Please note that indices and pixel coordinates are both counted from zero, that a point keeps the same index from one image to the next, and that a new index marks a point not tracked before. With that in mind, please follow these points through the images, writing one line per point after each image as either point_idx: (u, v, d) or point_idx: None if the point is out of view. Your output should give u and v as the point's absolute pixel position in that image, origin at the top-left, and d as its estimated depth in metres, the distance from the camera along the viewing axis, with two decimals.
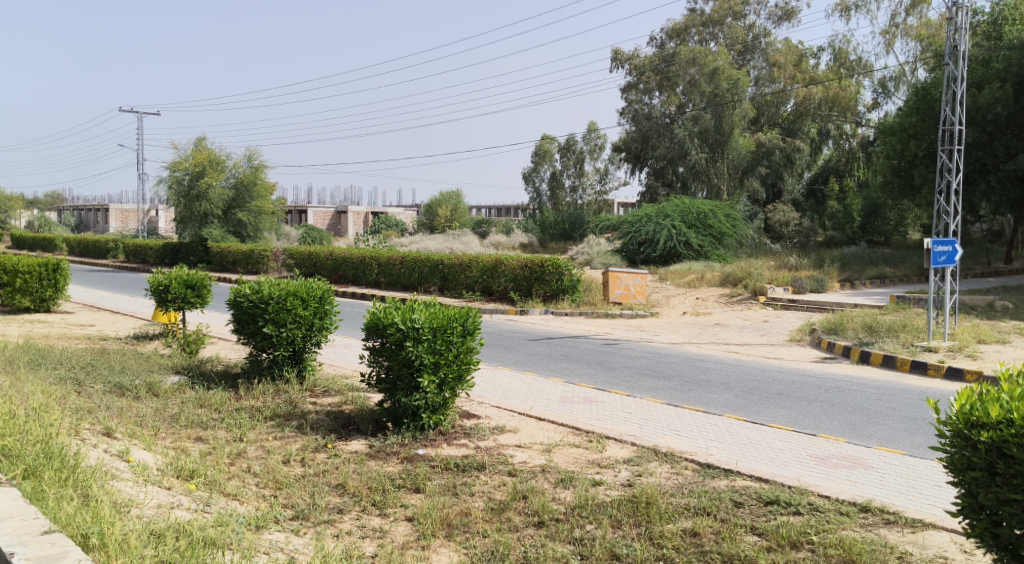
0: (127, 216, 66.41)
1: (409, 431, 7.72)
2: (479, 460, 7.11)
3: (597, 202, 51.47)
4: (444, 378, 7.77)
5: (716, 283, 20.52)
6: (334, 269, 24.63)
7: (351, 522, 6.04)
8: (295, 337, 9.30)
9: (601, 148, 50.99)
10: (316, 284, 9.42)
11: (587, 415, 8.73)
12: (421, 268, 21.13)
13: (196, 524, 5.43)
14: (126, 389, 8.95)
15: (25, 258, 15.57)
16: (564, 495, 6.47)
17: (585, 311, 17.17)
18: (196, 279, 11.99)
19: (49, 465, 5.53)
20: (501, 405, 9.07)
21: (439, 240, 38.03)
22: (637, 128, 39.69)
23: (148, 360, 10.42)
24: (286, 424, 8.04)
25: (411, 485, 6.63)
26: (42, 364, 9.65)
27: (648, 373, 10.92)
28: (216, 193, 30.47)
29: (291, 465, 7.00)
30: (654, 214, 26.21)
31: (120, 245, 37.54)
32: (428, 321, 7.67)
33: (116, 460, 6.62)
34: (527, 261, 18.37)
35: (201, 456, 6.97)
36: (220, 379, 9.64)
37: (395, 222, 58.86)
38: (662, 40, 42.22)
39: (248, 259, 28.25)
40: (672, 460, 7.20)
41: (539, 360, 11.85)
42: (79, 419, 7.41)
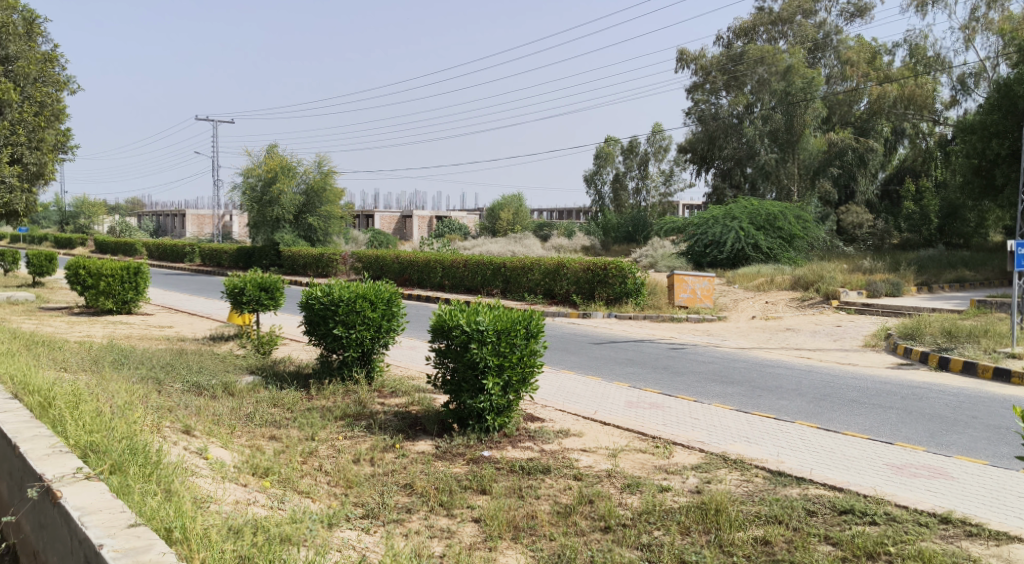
0: (202, 221, 68.65)
1: (474, 433, 7.79)
2: (544, 464, 7.12)
3: (661, 204, 50.91)
4: (509, 380, 7.82)
5: (787, 287, 20.12)
6: (400, 272, 24.92)
7: (419, 522, 6.12)
8: (364, 339, 9.46)
9: (665, 149, 50.56)
10: (384, 287, 9.56)
11: (654, 421, 8.67)
12: (484, 271, 21.28)
13: (273, 521, 5.59)
14: (203, 389, 9.23)
15: (108, 262, 16.12)
16: (630, 501, 6.44)
17: (649, 314, 17.02)
18: (269, 282, 12.27)
19: (133, 461, 5.70)
20: (565, 409, 9.08)
21: (500, 244, 38.16)
22: (704, 128, 39.37)
23: (223, 361, 10.73)
24: (355, 423, 8.18)
25: (477, 486, 6.68)
26: (125, 363, 10.01)
27: (715, 378, 10.78)
28: (288, 198, 31.24)
29: (360, 465, 7.11)
30: (721, 216, 25.83)
31: (196, 249, 38.67)
32: (493, 323, 7.74)
33: (196, 457, 6.85)
34: (590, 264, 18.33)
35: (275, 454, 7.13)
36: (292, 379, 9.86)
37: (458, 226, 59.28)
38: (729, 39, 41.80)
39: (318, 262, 28.78)
40: (742, 467, 7.11)
41: (604, 364, 11.81)
42: (160, 417, 7.67)
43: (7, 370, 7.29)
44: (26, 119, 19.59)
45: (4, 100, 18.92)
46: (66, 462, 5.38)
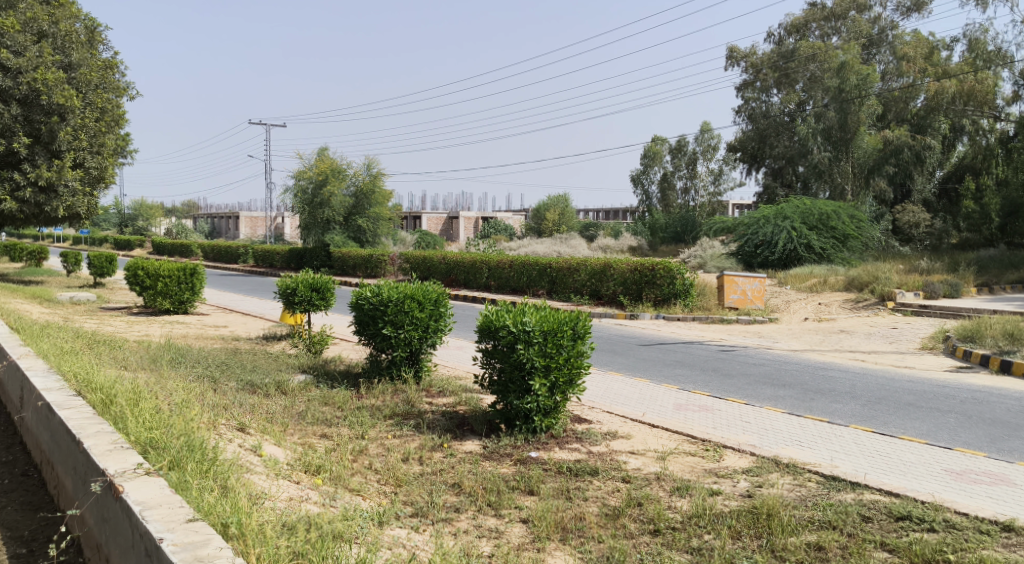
0: (256, 224, 69.96)
1: (521, 434, 7.81)
2: (592, 466, 7.10)
3: (710, 203, 50.41)
4: (556, 382, 7.82)
5: (840, 288, 19.78)
6: (446, 273, 25.06)
7: (467, 522, 6.15)
8: (412, 339, 9.53)
9: (714, 148, 50.05)
10: (432, 287, 9.63)
11: (703, 423, 8.59)
12: (530, 272, 21.30)
13: (325, 517, 5.67)
14: (257, 387, 9.40)
15: (165, 263, 16.48)
16: (680, 504, 6.39)
17: (698, 316, 16.86)
18: (320, 283, 12.43)
19: (191, 458, 5.83)
20: (613, 411, 9.04)
21: (546, 244, 38.19)
22: (755, 126, 39.19)
23: (276, 360, 10.91)
24: (403, 422, 8.25)
25: (525, 487, 6.69)
26: (182, 362, 10.25)
27: (766, 381, 10.65)
28: (338, 200, 31.75)
29: (409, 464, 7.16)
30: (772, 216, 25.49)
31: (250, 251, 39.38)
32: (539, 324, 7.75)
33: (250, 454, 6.98)
34: (638, 265, 18.23)
35: (326, 452, 7.23)
36: (342, 379, 9.97)
37: (505, 226, 59.46)
38: (780, 36, 41.34)
39: (367, 263, 29.05)
40: (794, 471, 7.01)
41: (652, 366, 11.73)
42: (216, 414, 7.83)
43: (71, 367, 7.50)
44: (88, 125, 20.08)
45: (68, 106, 19.14)
46: (127, 458, 5.52)
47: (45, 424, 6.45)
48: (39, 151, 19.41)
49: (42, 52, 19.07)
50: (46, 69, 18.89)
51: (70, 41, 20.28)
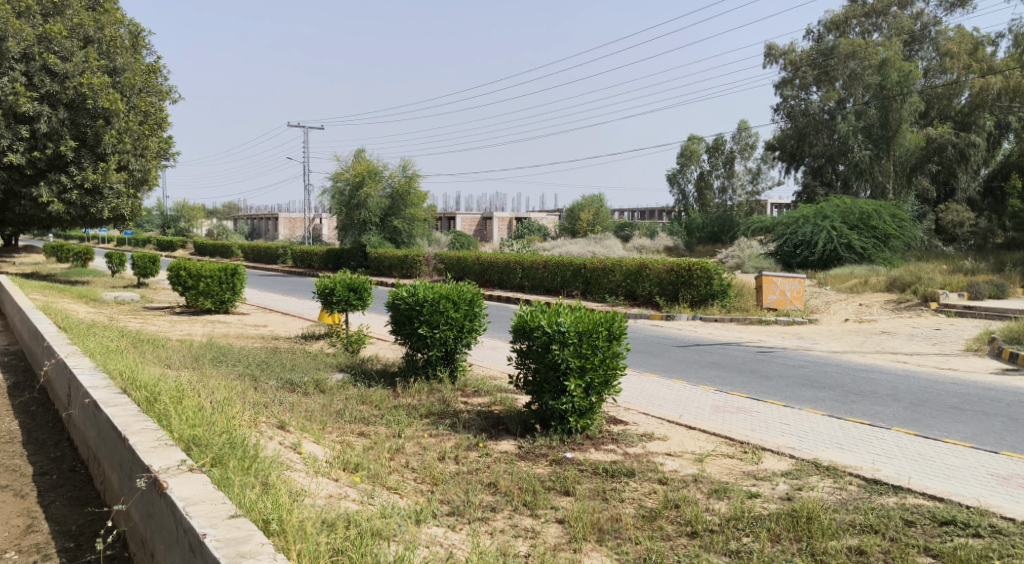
0: (294, 225, 70.74)
1: (556, 434, 7.80)
2: (628, 467, 7.08)
3: (748, 203, 49.91)
4: (591, 382, 7.81)
5: (882, 288, 19.48)
6: (481, 273, 25.12)
7: (503, 521, 6.17)
8: (447, 339, 9.57)
9: (752, 147, 49.58)
10: (467, 287, 9.67)
11: (741, 425, 8.52)
12: (564, 272, 21.27)
13: (364, 515, 5.73)
14: (295, 385, 9.51)
15: (206, 264, 16.73)
16: (718, 507, 6.35)
17: (736, 317, 16.70)
18: (357, 283, 12.53)
19: (233, 455, 5.91)
20: (649, 412, 9.00)
21: (581, 244, 38.11)
22: (794, 124, 38.71)
23: (315, 359, 11.02)
24: (439, 421, 8.30)
25: (561, 487, 6.69)
26: (224, 360, 10.40)
27: (805, 383, 10.53)
28: (374, 201, 32.03)
29: (445, 463, 7.20)
30: (811, 215, 25.22)
31: (288, 251, 39.83)
32: (574, 324, 7.76)
33: (290, 451, 7.07)
34: (674, 265, 18.12)
35: (364, 450, 7.29)
36: (379, 378, 10.04)
37: (539, 227, 59.49)
38: (820, 33, 40.81)
39: (402, 263, 29.20)
40: (835, 474, 6.92)
41: (689, 367, 11.66)
42: (257, 412, 7.94)
43: (116, 366, 7.65)
44: (132, 128, 20.43)
45: (114, 110, 19.56)
46: (171, 455, 5.62)
47: (91, 421, 6.58)
48: (85, 155, 19.76)
49: (88, 57, 19.45)
50: (91, 73, 19.25)
51: (114, 46, 20.65)
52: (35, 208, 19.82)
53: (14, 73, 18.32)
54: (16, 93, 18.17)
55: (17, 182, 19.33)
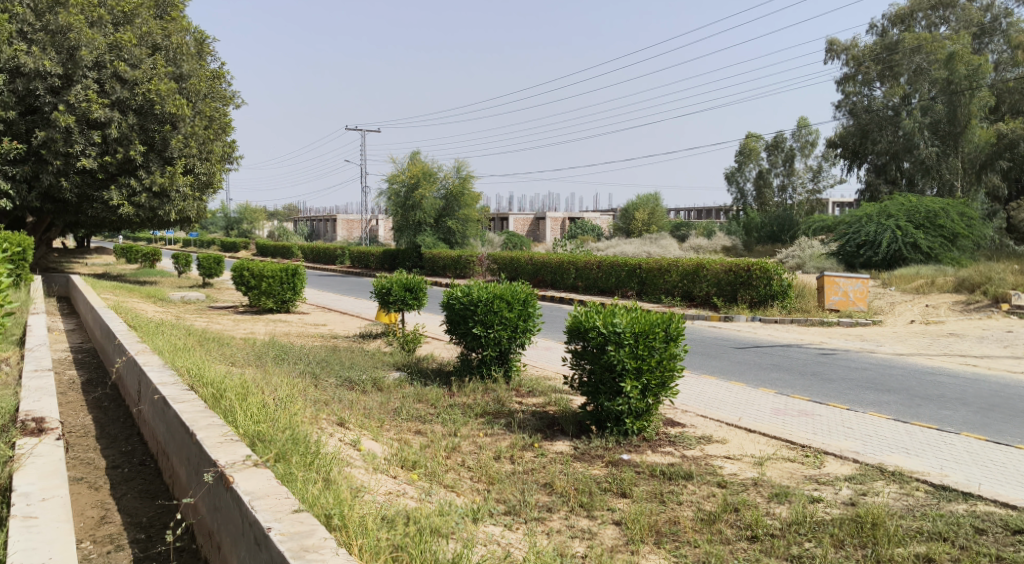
0: (352, 226, 71.62)
1: (612, 436, 7.77)
2: (686, 469, 7.01)
3: (808, 201, 48.99)
4: (647, 384, 7.76)
5: (950, 289, 18.96)
6: (534, 273, 25.10)
7: (560, 522, 6.17)
8: (501, 338, 9.60)
9: (812, 144, 48.70)
10: (521, 287, 9.71)
11: (803, 429, 8.37)
12: (619, 273, 21.17)
13: (423, 512, 5.79)
14: (354, 383, 9.63)
15: (268, 264, 17.06)
16: (778, 511, 6.25)
17: (796, 318, 16.41)
18: (414, 283, 12.65)
19: (296, 451, 6.03)
20: (707, 414, 8.90)
21: (636, 244, 37.87)
22: (856, 121, 37.81)
23: (372, 357, 11.16)
24: (494, 421, 8.33)
25: (617, 489, 6.66)
26: (285, 358, 10.61)
27: (868, 386, 10.29)
28: (428, 202, 32.36)
29: (501, 462, 7.23)
30: (875, 214, 24.72)
31: (346, 252, 40.36)
32: (630, 325, 7.73)
33: (350, 448, 7.17)
34: (733, 266, 17.91)
35: (421, 447, 7.36)
36: (434, 377, 10.12)
37: (593, 227, 59.33)
38: (884, 27, 39.85)
39: (457, 264, 29.33)
40: (900, 480, 6.77)
41: (747, 369, 11.50)
42: (318, 409, 8.08)
43: (184, 363, 7.85)
44: (197, 133, 20.94)
45: (180, 115, 20.04)
46: (237, 450, 5.75)
47: (161, 417, 6.77)
48: (152, 159, 20.32)
49: (156, 64, 19.95)
50: (159, 80, 19.73)
51: (181, 53, 21.20)
52: (105, 211, 20.43)
53: (86, 80, 18.88)
54: (88, 100, 18.71)
55: (89, 186, 19.94)
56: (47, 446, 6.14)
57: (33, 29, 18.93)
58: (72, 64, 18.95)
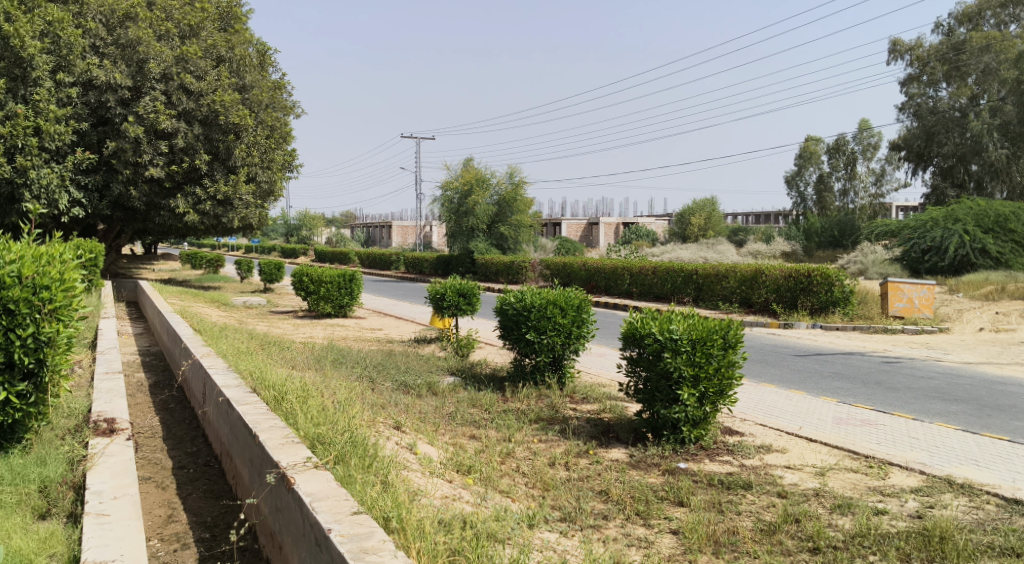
0: (407, 232, 72.32)
1: (669, 444, 7.69)
2: (745, 479, 6.91)
3: (871, 205, 47.93)
4: (704, 392, 7.68)
5: (1020, 296, 18.36)
6: (588, 279, 24.98)
7: (616, 529, 6.14)
8: (555, 344, 9.59)
9: (875, 147, 47.67)
10: (574, 293, 9.70)
11: (866, 439, 8.19)
12: (675, 279, 20.97)
13: (479, 517, 5.81)
14: (409, 388, 9.71)
15: (327, 270, 17.33)
16: (841, 522, 6.13)
17: (859, 325, 16.06)
18: (467, 288, 12.70)
19: (354, 453, 6.11)
20: (767, 423, 8.77)
21: (692, 250, 37.51)
22: (921, 123, 36.76)
23: (427, 362, 11.24)
24: (549, 427, 8.32)
25: (674, 498, 6.59)
26: (343, 362, 10.77)
27: (935, 396, 10.01)
28: (481, 208, 32.52)
29: (556, 469, 7.21)
30: (941, 219, 24.07)
31: (401, 258, 40.73)
32: (687, 332, 7.66)
33: (406, 451, 7.24)
34: (792, 271, 17.60)
35: (476, 452, 7.39)
36: (488, 382, 10.14)
37: (648, 232, 58.94)
38: (951, 26, 38.75)
39: (509, 269, 29.35)
40: (970, 493, 6.58)
41: (808, 378, 11.28)
42: (375, 413, 8.17)
43: (247, 366, 8.02)
44: (259, 142, 21.44)
45: (242, 125, 20.50)
46: (297, 452, 5.84)
47: (225, 419, 6.92)
48: (217, 168, 20.82)
49: (221, 76, 20.44)
50: (223, 91, 20.18)
51: (244, 64, 21.72)
52: (172, 219, 20.96)
53: (155, 92, 19.37)
54: (156, 110, 19.20)
55: (157, 195, 20.48)
56: (118, 446, 6.32)
57: (105, 43, 19.57)
58: (141, 76, 19.49)
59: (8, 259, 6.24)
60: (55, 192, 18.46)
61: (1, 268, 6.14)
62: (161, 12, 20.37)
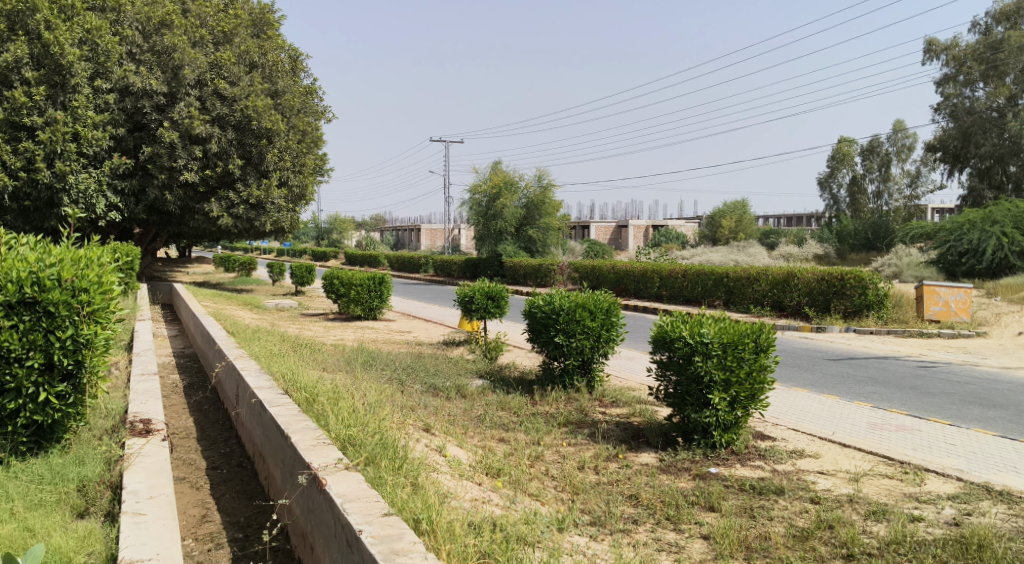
0: (435, 235, 72.57)
1: (699, 448, 7.64)
2: (777, 484, 6.85)
3: (906, 207, 47.28)
4: (736, 396, 7.63)
5: None
6: (617, 282, 24.90)
7: (646, 534, 6.11)
8: (584, 347, 9.56)
9: (909, 148, 47.06)
10: (603, 297, 9.67)
11: (901, 444, 8.08)
12: (705, 282, 20.85)
13: (509, 520, 5.81)
14: (438, 390, 9.75)
15: (357, 272, 17.46)
16: (876, 529, 6.05)
17: (893, 329, 15.86)
18: (495, 291, 12.71)
19: (385, 455, 6.14)
20: (799, 428, 8.69)
21: (723, 252, 37.26)
22: (957, 124, 36.24)
23: (456, 365, 11.26)
24: (578, 431, 8.31)
25: (705, 503, 6.55)
26: (373, 364, 10.83)
27: (971, 401, 9.86)
28: (510, 211, 32.53)
29: (586, 472, 7.20)
30: (978, 221, 23.68)
31: (430, 260, 40.87)
32: (718, 335, 7.62)
33: (436, 454, 7.27)
34: (825, 274, 17.41)
35: (505, 455, 7.40)
36: (517, 385, 10.14)
37: (677, 235, 58.63)
38: (988, 25, 38.14)
39: (538, 272, 29.32)
40: (1009, 500, 6.47)
41: (841, 382, 11.14)
42: (405, 415, 8.21)
43: (279, 368, 8.10)
44: (291, 146, 21.68)
45: (274, 129, 20.72)
46: (329, 453, 5.88)
47: (257, 420, 6.99)
48: (249, 172, 21.08)
49: (253, 82, 20.67)
50: (255, 96, 20.41)
51: (276, 70, 21.98)
52: (206, 223, 21.21)
53: (189, 98, 19.64)
54: (191, 116, 19.44)
55: (191, 199, 20.75)
56: (153, 446, 6.41)
57: (141, 50, 19.82)
58: (176, 82, 19.71)
59: (49, 262, 6.36)
60: (92, 196, 18.81)
61: (41, 272, 6.26)
62: (196, 19, 20.63)
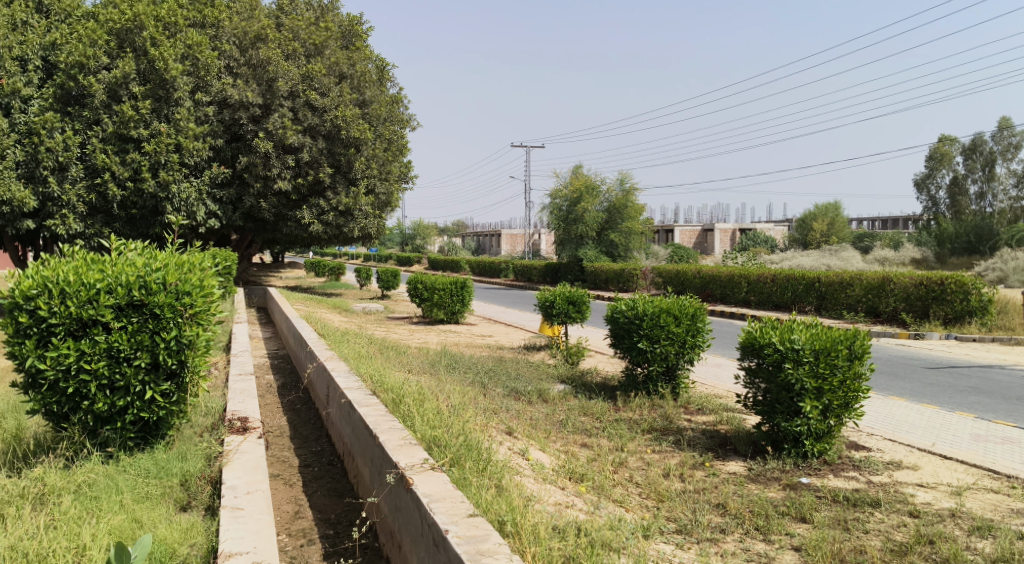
0: (517, 240, 72.92)
1: (790, 457, 7.44)
2: (873, 496, 6.62)
3: (1012, 208, 45.19)
4: (829, 404, 7.43)
5: None
6: (702, 287, 24.52)
7: (734, 544, 5.99)
8: (668, 354, 9.44)
9: (1016, 147, 45.02)
10: (688, 302, 9.56)
11: (1006, 457, 7.71)
12: (795, 286, 20.35)
13: (594, 525, 5.79)
14: (521, 394, 9.78)
15: (441, 277, 17.68)
16: (980, 546, 5.80)
17: (997, 337, 15.17)
18: (577, 295, 12.66)
19: (469, 457, 6.19)
20: (896, 439, 8.38)
21: (813, 257, 36.25)
22: None
23: (538, 369, 11.27)
24: (663, 438, 8.21)
25: (797, 513, 6.38)
26: (456, 368, 10.93)
27: None
28: (591, 216, 32.49)
29: (670, 480, 7.11)
30: None
31: (511, 265, 41.01)
32: (810, 342, 7.45)
33: (520, 457, 7.29)
34: (924, 279, 16.81)
35: (588, 461, 7.38)
36: (599, 390, 10.08)
37: (764, 239, 57.46)
38: None
39: (620, 277, 29.09)
40: None
41: (942, 392, 10.70)
42: (488, 418, 8.26)
43: (367, 370, 8.26)
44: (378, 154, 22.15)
45: (361, 138, 21.19)
46: (416, 453, 5.97)
47: (347, 420, 7.14)
48: (339, 180, 21.53)
49: (343, 92, 21.11)
50: (345, 106, 20.89)
51: (365, 80, 22.33)
52: (298, 229, 21.79)
53: (282, 109, 20.17)
54: (284, 126, 20.01)
55: (284, 207, 21.39)
56: (249, 444, 6.60)
57: (238, 64, 20.50)
58: (270, 94, 20.29)
59: (155, 267, 6.62)
60: (193, 204, 19.49)
61: (148, 275, 6.52)
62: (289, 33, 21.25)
